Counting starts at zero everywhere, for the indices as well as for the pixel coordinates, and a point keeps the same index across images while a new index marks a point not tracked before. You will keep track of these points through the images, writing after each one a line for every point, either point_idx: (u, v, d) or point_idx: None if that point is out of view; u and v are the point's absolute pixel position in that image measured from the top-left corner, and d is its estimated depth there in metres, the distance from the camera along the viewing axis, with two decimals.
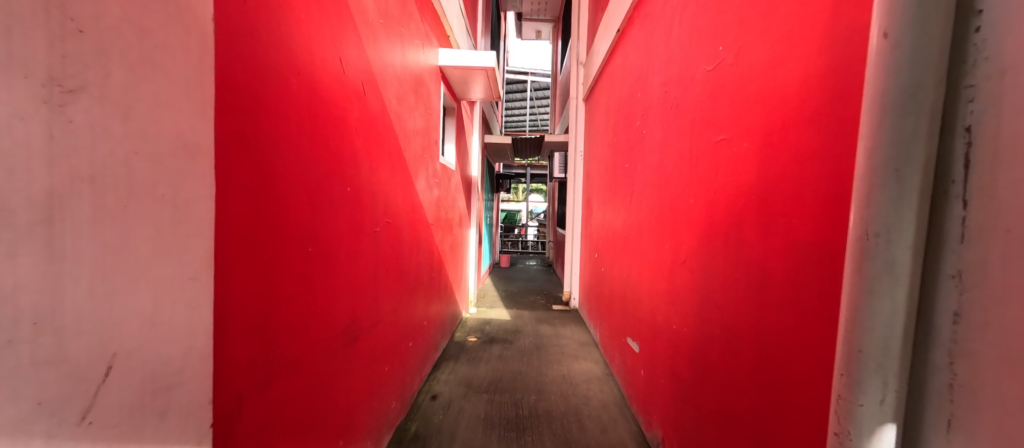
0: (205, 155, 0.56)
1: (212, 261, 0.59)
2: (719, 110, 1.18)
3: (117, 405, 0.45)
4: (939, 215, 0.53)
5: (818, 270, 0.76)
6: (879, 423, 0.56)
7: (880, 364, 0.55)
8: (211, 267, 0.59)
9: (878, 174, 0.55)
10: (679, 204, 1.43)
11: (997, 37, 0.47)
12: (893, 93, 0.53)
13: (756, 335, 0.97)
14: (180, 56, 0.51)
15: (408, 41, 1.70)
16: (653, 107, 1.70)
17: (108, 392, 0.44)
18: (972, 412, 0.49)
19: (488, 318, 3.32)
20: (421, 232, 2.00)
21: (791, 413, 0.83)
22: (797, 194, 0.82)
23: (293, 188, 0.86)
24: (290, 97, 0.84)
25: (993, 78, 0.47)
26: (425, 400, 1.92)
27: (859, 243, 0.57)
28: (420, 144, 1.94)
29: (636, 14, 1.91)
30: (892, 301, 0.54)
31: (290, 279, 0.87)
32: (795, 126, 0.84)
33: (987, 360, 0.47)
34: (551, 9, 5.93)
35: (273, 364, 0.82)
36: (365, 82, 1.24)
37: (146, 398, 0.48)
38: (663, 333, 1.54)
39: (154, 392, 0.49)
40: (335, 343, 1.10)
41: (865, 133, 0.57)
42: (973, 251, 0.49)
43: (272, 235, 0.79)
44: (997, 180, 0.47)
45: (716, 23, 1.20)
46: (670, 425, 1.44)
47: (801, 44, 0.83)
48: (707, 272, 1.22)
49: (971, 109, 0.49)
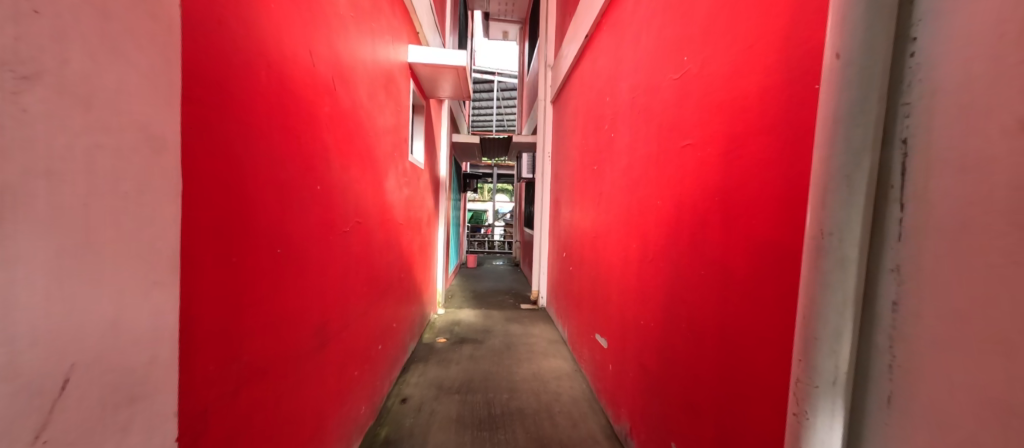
0: (172, 151, 0.51)
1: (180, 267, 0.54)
2: (684, 117, 1.26)
3: (77, 421, 0.40)
4: (879, 216, 0.60)
5: (777, 266, 0.83)
6: (832, 403, 0.63)
7: (833, 348, 0.63)
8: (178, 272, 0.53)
9: (832, 180, 0.62)
10: (647, 205, 1.51)
11: (927, 63, 0.54)
12: (844, 107, 0.60)
13: (719, 329, 1.04)
14: (148, 43, 0.46)
15: (378, 35, 1.64)
16: (621, 111, 1.77)
17: (68, 406, 0.39)
18: (907, 388, 0.56)
19: (457, 319, 3.28)
20: (390, 233, 1.94)
21: (751, 398, 0.91)
22: (757, 196, 0.90)
23: (264, 188, 0.81)
24: (260, 90, 0.78)
25: (926, 97, 0.54)
26: (395, 404, 1.87)
27: (815, 241, 0.65)
28: (390, 142, 1.89)
29: (604, 21, 1.98)
30: (842, 292, 0.61)
31: (261, 282, 0.81)
32: (754, 135, 0.92)
33: (921, 343, 0.55)
34: (519, 11, 5.93)
35: (243, 370, 0.76)
36: (336, 77, 1.19)
37: (108, 412, 0.43)
38: (631, 329, 1.60)
39: (116, 404, 0.44)
40: (305, 350, 1.04)
41: (820, 142, 0.64)
42: (909, 247, 0.56)
43: (243, 236, 0.74)
44: (928, 185, 0.54)
45: (682, 36, 1.28)
46: (639, 417, 1.50)
47: (760, 60, 0.91)
48: (674, 268, 1.29)
49: (906, 123, 0.57)
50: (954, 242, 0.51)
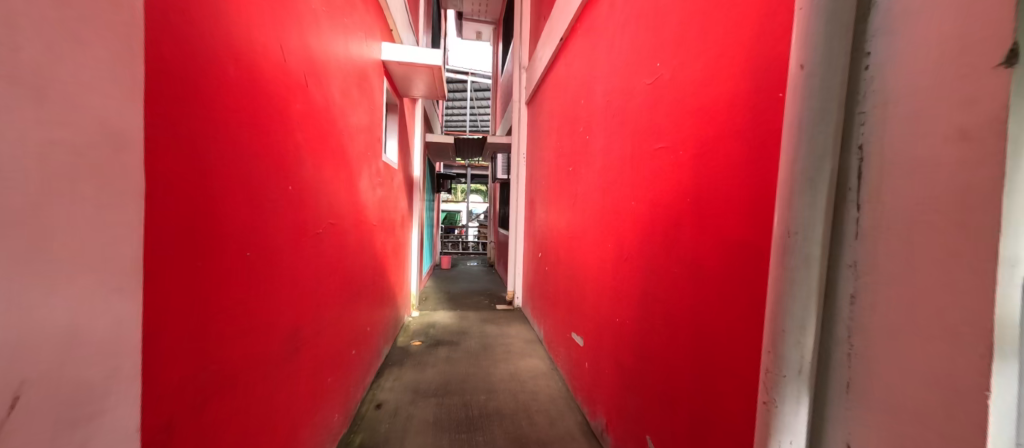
0: (133, 149, 0.49)
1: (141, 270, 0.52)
2: (658, 121, 1.30)
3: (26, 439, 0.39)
4: (839, 217, 0.66)
5: (746, 263, 0.88)
6: (797, 390, 0.68)
7: (799, 339, 0.68)
8: (139, 275, 0.51)
9: (798, 182, 0.67)
10: (622, 206, 1.55)
11: (879, 77, 0.60)
12: (808, 114, 0.66)
13: (692, 324, 1.09)
14: (107, 34, 0.44)
15: (351, 31, 1.58)
16: (596, 114, 1.81)
17: (15, 425, 0.38)
18: (864, 374, 0.61)
19: (432, 321, 3.22)
20: (363, 234, 1.88)
21: (723, 389, 0.95)
22: (727, 197, 0.95)
23: (232, 187, 0.77)
24: (229, 85, 0.74)
25: (878, 107, 0.60)
26: (369, 410, 1.81)
27: (782, 239, 0.70)
28: (362, 141, 1.83)
29: (579, 25, 2.02)
30: (807, 285, 0.67)
31: (229, 287, 0.77)
32: (724, 140, 0.97)
33: (875, 331, 0.60)
34: (493, 12, 5.92)
35: (211, 379, 0.72)
36: (308, 74, 1.16)
37: (62, 429, 0.42)
38: (607, 327, 1.64)
39: (71, 421, 0.43)
40: (275, 357, 0.99)
41: (787, 148, 0.70)
42: (865, 245, 0.61)
43: (211, 238, 0.70)
44: (882, 188, 0.60)
45: (655, 43, 1.33)
46: (615, 413, 1.54)
47: (730, 68, 0.96)
48: (649, 267, 1.34)
49: (862, 131, 0.63)
50: (902, 239, 0.57)
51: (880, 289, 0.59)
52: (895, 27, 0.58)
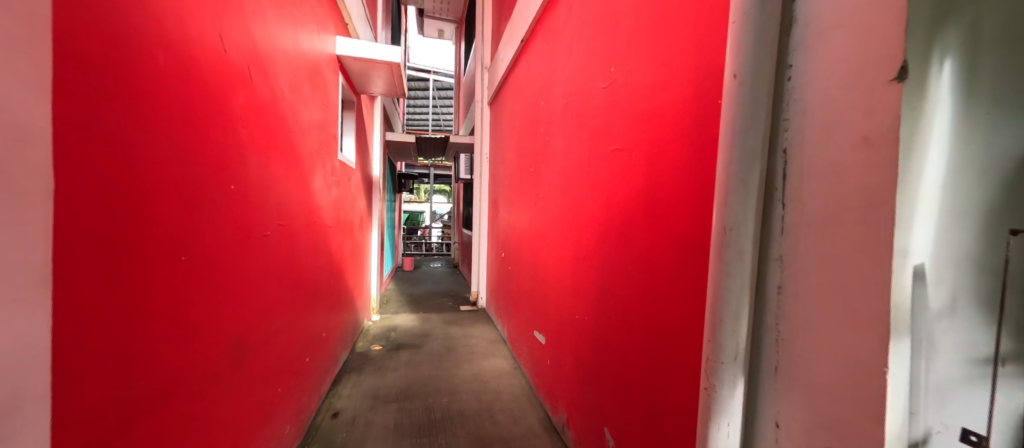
0: (39, 144, 0.51)
1: (53, 265, 0.54)
2: (613, 124, 1.36)
3: None
4: (767, 215, 0.73)
5: (692, 258, 0.94)
6: (732, 375, 0.75)
7: (733, 327, 0.74)
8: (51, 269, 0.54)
9: (733, 183, 0.74)
10: (580, 205, 1.60)
11: (799, 87, 0.68)
12: (740, 122, 0.73)
13: (645, 317, 1.15)
14: (8, 31, 0.47)
15: (300, 23, 1.51)
16: (555, 116, 1.86)
17: None
18: (788, 355, 0.68)
19: (393, 324, 3.13)
20: (315, 236, 1.79)
21: (672, 378, 1.01)
22: (675, 196, 1.01)
23: (165, 186, 0.77)
24: (157, 77, 0.74)
25: (799, 114, 0.67)
26: (325, 419, 1.74)
27: (719, 236, 0.76)
28: (315, 138, 1.75)
29: (538, 28, 2.06)
30: (740, 277, 0.74)
31: (163, 293, 0.77)
32: (673, 143, 1.03)
33: (796, 316, 0.67)
34: (454, 10, 5.88)
35: (141, 391, 0.71)
36: (251, 65, 1.13)
37: None
38: (567, 323, 1.69)
39: None
40: (219, 366, 0.98)
41: (723, 152, 0.76)
42: (787, 240, 0.69)
43: (141, 242, 0.70)
44: (802, 188, 0.67)
45: (608, 49, 1.39)
46: (576, 407, 1.59)
47: (677, 75, 1.03)
48: (606, 264, 1.39)
49: (785, 137, 0.70)
50: (818, 234, 0.64)
51: (799, 279, 0.67)
52: (810, 45, 0.66)
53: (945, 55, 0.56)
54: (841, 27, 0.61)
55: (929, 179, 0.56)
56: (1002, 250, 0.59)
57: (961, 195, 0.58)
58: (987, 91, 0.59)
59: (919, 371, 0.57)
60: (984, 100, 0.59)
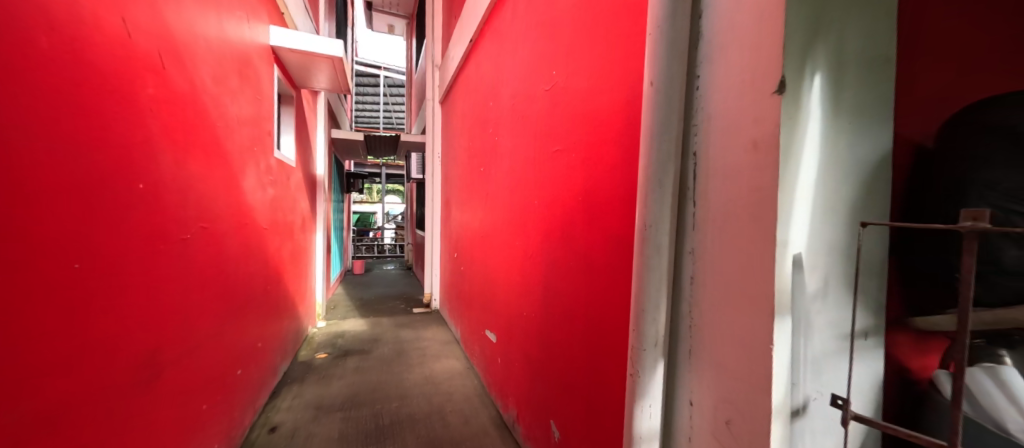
0: None
1: None
2: (555, 126, 1.41)
3: None
4: (681, 213, 0.81)
5: (623, 254, 1.00)
6: (653, 360, 0.82)
7: (654, 316, 0.81)
8: None
9: (652, 184, 0.81)
10: (527, 205, 1.64)
11: (705, 97, 0.76)
12: (657, 127, 0.80)
13: (585, 312, 1.20)
14: None
15: (224, 10, 1.41)
16: (502, 117, 1.89)
17: None
18: (699, 338, 0.76)
19: (341, 330, 3.00)
20: (246, 239, 1.67)
21: (608, 368, 1.07)
22: (610, 196, 1.07)
23: (46, 189, 0.71)
24: (28, 63, 0.67)
25: (705, 121, 0.75)
26: (261, 435, 1.63)
27: (642, 232, 0.83)
28: (245, 134, 1.64)
29: (485, 29, 2.08)
30: (658, 270, 0.81)
31: (47, 307, 0.73)
32: (607, 145, 1.09)
33: (705, 302, 0.75)
34: (404, 6, 5.74)
35: (18, 417, 0.68)
36: (163, 52, 1.05)
37: None
38: (516, 321, 1.72)
39: None
40: (121, 383, 0.91)
41: (644, 155, 0.83)
42: (697, 234, 0.77)
43: (16, 255, 0.67)
44: (708, 188, 0.75)
45: (549, 53, 1.44)
46: (525, 403, 1.62)
47: (610, 81, 1.09)
48: (550, 262, 1.44)
49: (695, 142, 0.78)
50: (720, 228, 0.72)
51: (707, 269, 0.75)
52: (714, 58, 0.74)
53: (817, 73, 0.65)
54: (736, 44, 0.69)
55: (803, 179, 0.64)
56: (862, 240, 0.69)
57: (830, 194, 0.67)
58: (852, 104, 0.69)
59: (798, 346, 0.65)
60: (848, 112, 0.68)
